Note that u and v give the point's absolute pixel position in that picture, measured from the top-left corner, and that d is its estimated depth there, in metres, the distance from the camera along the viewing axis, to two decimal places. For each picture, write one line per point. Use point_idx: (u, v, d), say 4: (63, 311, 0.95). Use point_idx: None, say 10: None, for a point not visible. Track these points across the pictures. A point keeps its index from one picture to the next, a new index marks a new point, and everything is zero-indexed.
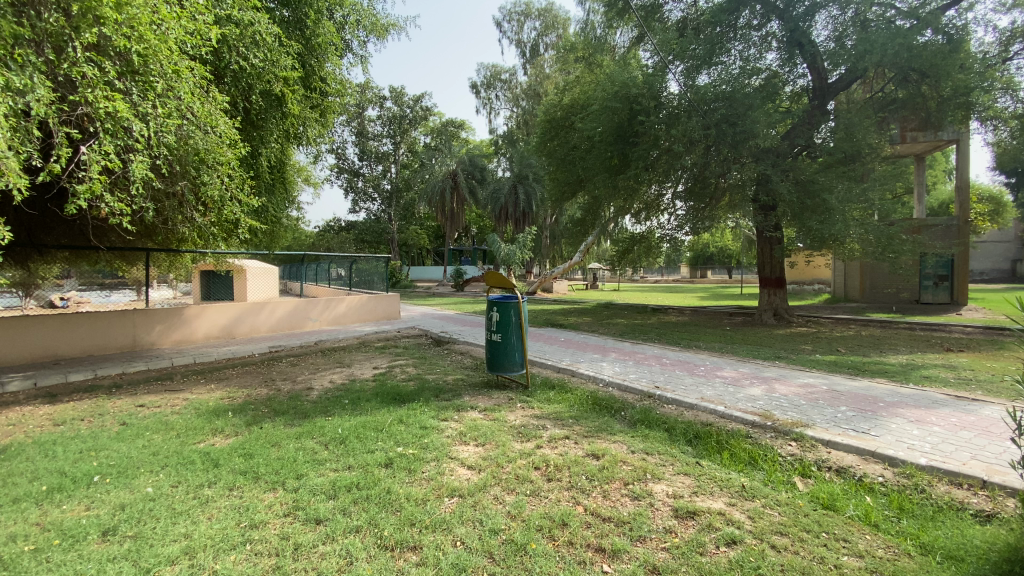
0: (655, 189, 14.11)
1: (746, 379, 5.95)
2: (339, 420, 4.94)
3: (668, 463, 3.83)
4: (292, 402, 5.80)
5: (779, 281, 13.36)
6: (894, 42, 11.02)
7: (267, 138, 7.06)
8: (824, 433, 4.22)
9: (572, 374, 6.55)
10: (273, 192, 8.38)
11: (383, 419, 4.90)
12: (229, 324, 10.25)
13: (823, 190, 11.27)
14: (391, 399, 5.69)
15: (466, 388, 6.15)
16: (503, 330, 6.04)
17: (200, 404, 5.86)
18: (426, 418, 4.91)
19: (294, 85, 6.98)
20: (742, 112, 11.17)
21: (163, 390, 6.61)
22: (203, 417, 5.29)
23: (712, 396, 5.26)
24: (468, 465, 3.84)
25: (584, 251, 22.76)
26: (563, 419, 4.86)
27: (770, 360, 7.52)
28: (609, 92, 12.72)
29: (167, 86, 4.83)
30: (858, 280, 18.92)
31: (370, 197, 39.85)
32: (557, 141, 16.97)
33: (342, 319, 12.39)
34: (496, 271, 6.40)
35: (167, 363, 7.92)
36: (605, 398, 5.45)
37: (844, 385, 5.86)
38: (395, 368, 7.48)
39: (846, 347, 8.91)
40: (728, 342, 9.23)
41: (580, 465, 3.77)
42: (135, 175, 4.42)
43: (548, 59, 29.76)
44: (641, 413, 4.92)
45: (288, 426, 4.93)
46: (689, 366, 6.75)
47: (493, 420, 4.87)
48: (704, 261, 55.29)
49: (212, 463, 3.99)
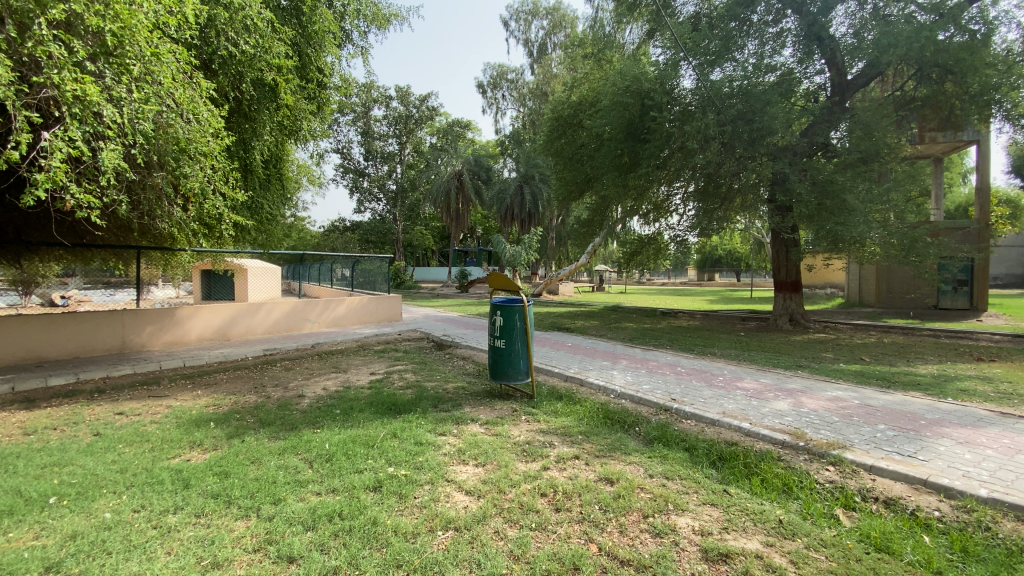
0: (663, 188, 13.97)
1: (770, 392, 5.50)
2: (328, 434, 4.53)
3: (692, 491, 3.40)
4: (281, 411, 5.39)
5: (795, 285, 12.85)
6: (919, 35, 10.50)
7: (259, 130, 6.64)
8: (865, 456, 3.78)
9: (580, 384, 6.12)
10: (267, 189, 7.94)
11: (375, 433, 4.49)
12: (224, 325, 9.89)
13: (844, 190, 10.77)
14: (387, 409, 5.28)
15: (466, 398, 5.73)
16: (507, 336, 5.64)
17: (183, 412, 5.47)
18: (422, 432, 4.50)
19: (288, 75, 6.56)
20: (759, 108, 10.69)
21: (146, 396, 6.24)
22: (182, 427, 4.89)
23: (734, 411, 4.82)
24: (466, 489, 3.42)
25: (590, 252, 22.33)
26: (572, 436, 4.42)
27: (791, 369, 7.05)
28: (619, 87, 12.27)
29: (145, 69, 4.45)
30: (873, 284, 18.38)
31: (375, 197, 39.58)
32: (564, 139, 16.51)
33: (341, 321, 12.01)
34: (500, 272, 5.98)
35: (155, 366, 7.56)
36: (617, 412, 5.02)
37: (878, 399, 5.38)
38: (393, 374, 7.06)
39: (869, 355, 8.43)
40: (744, 350, 8.76)
41: (593, 493, 3.34)
42: (105, 165, 4.04)
43: (555, 58, 29.39)
44: (658, 429, 4.49)
45: (272, 439, 4.54)
46: (706, 375, 6.29)
47: (495, 435, 4.45)
48: (712, 264, 54.69)
49: (183, 484, 3.59)
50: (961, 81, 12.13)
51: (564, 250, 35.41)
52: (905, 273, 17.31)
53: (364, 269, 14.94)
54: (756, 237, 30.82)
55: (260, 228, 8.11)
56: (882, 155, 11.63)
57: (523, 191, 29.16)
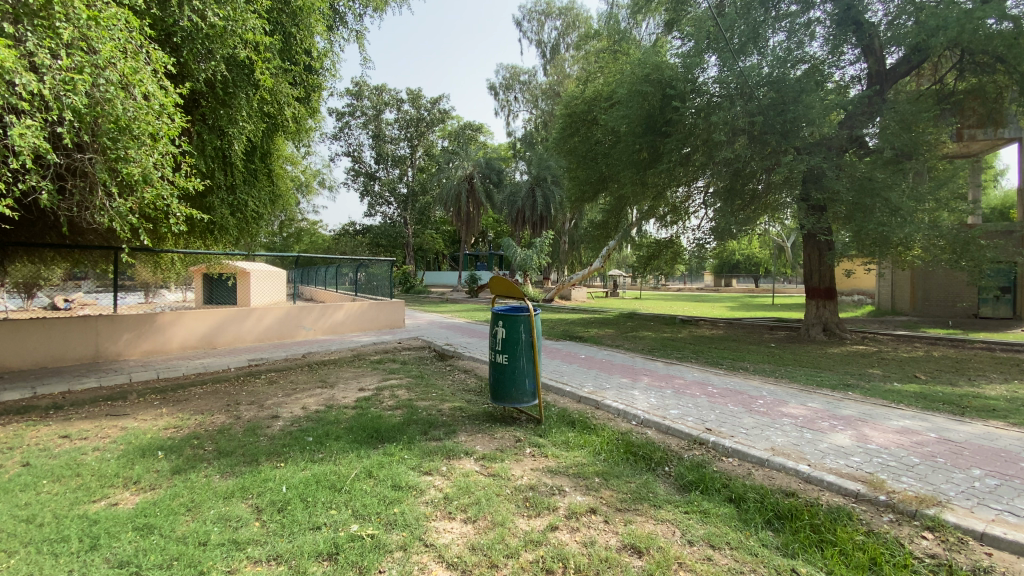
0: (682, 189, 13.46)
1: (824, 421, 4.59)
2: (290, 471, 3.74)
3: (748, 569, 2.54)
4: (246, 438, 4.62)
5: (830, 291, 11.76)
6: (971, 17, 9.32)
7: (234, 116, 5.86)
8: (971, 518, 2.91)
9: (596, 406, 5.25)
10: (251, 184, 7.24)
11: (346, 471, 3.70)
12: (210, 332, 9.20)
13: (885, 187, 9.77)
14: (368, 437, 4.47)
15: (463, 423, 4.90)
16: (511, 351, 4.81)
17: (134, 437, 4.72)
18: (403, 471, 3.69)
19: (267, 53, 5.81)
20: (792, 98, 9.72)
21: (102, 415, 5.53)
22: (122, 459, 4.13)
23: (786, 447, 3.94)
24: (447, 560, 2.61)
25: (603, 256, 21.39)
26: (586, 480, 3.57)
27: (840, 390, 6.09)
28: (638, 75, 11.38)
29: (80, 35, 3.76)
30: (909, 291, 17.14)
31: (386, 200, 39.01)
32: (578, 137, 15.59)
33: (339, 328, 11.27)
34: (501, 276, 5.15)
35: (124, 379, 6.86)
36: (641, 445, 4.16)
37: (958, 432, 4.43)
38: (384, 390, 6.26)
39: (923, 372, 7.42)
40: (780, 365, 7.79)
41: (615, 571, 2.50)
42: (14, 144, 3.29)
43: (568, 58, 28.69)
44: (693, 472, 3.65)
45: (224, 476, 3.76)
46: (743, 398, 5.38)
47: (492, 476, 3.62)
48: (729, 269, 53.66)
49: (91, 545, 2.83)
50: (1013, 71, 11.06)
51: (577, 254, 34.58)
52: (943, 278, 16.18)
53: (367, 274, 14.23)
54: (778, 240, 29.67)
55: (244, 228, 7.42)
56: (926, 150, 10.60)
57: (535, 194, 28.42)
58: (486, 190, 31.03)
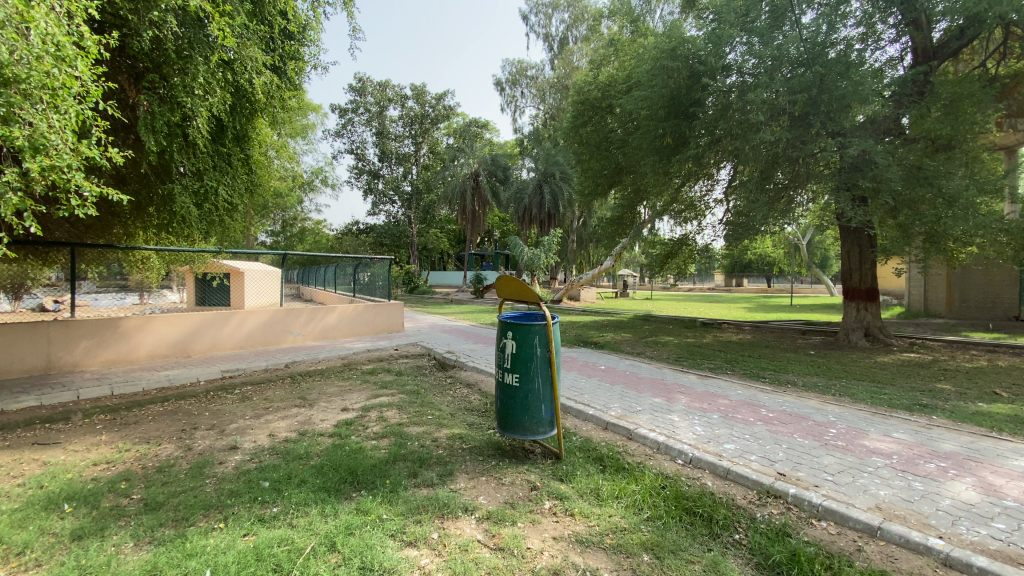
0: (704, 181, 12.41)
1: (927, 462, 3.58)
2: (228, 540, 2.76)
3: None
4: (188, 480, 3.63)
5: (872, 292, 10.61)
6: None
7: (191, 84, 4.87)
8: None
9: (626, 438, 4.23)
10: (223, 170, 6.29)
11: (302, 544, 2.69)
12: (183, 339, 8.26)
13: (941, 174, 8.68)
14: (341, 481, 3.47)
15: (463, 459, 3.89)
16: (523, 369, 3.80)
17: (48, 479, 3.71)
18: (380, 542, 2.68)
19: (228, 6, 4.81)
20: (837, 72, 8.63)
21: (29, 444, 4.56)
22: (16, 515, 3.14)
23: (899, 507, 2.91)
24: None
25: (615, 256, 20.08)
26: (632, 558, 2.57)
27: (919, 413, 5.04)
28: (663, 50, 10.39)
29: None
30: (943, 292, 16.00)
31: (390, 199, 38.04)
32: (591, 126, 14.52)
33: (331, 333, 10.31)
34: (510, 275, 4.17)
35: (69, 395, 5.89)
36: (697, 498, 3.15)
37: None
38: (371, 412, 5.25)
39: (1003, 388, 6.35)
40: (833, 378, 6.71)
41: None
42: None
43: (577, 51, 27.63)
44: (783, 546, 2.62)
45: (138, 547, 2.76)
46: (811, 427, 4.33)
47: (500, 551, 2.62)
48: (740, 270, 52.47)
49: None
50: None
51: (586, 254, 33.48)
52: (982, 277, 15.13)
53: (365, 274, 13.24)
54: (796, 241, 28.49)
55: (213, 219, 6.47)
56: (982, 133, 9.50)
57: (542, 190, 27.25)
58: (492, 187, 29.94)
